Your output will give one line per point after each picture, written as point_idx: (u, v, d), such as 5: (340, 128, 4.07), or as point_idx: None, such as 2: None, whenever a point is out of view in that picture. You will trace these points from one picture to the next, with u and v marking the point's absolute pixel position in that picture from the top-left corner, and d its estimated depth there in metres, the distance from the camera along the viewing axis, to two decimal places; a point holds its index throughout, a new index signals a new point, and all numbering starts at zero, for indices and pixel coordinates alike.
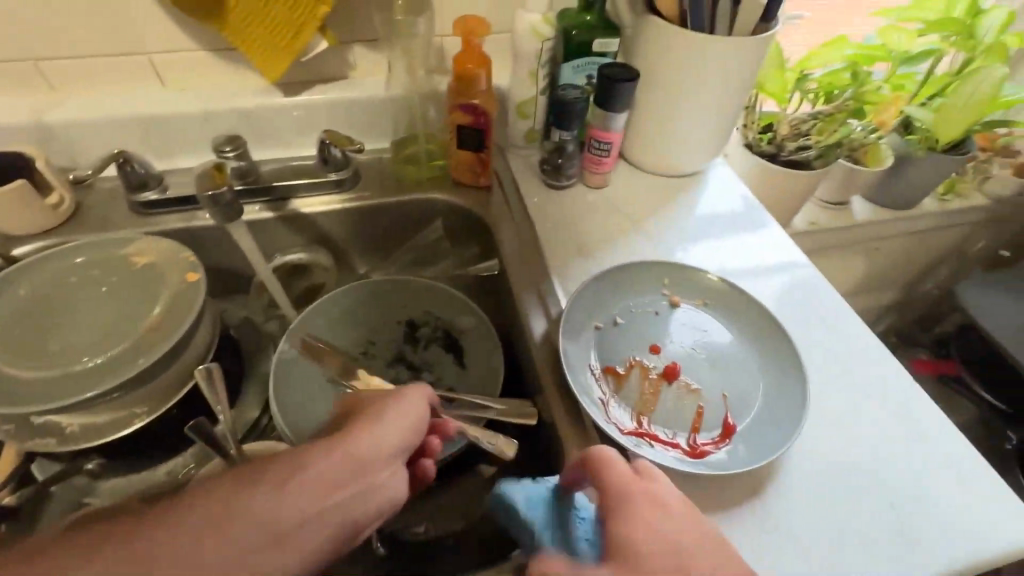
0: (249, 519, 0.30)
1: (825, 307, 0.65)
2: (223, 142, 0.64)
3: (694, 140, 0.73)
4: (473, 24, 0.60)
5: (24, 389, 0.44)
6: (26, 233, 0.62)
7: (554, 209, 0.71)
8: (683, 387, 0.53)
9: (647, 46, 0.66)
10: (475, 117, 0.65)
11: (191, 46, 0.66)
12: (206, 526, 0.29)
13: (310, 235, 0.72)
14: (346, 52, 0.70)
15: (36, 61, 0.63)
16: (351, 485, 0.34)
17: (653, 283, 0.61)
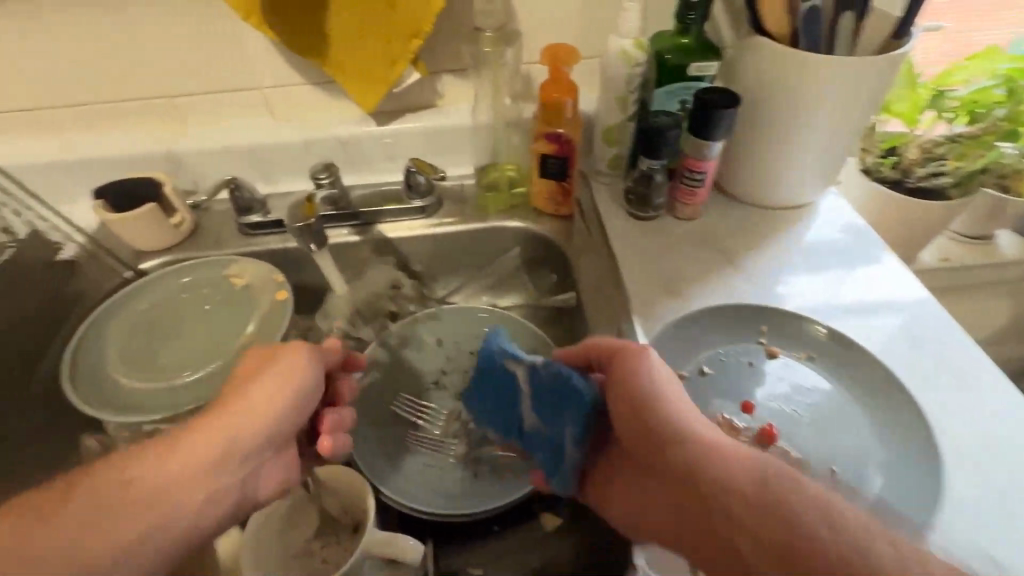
0: (138, 486, 0.38)
1: (963, 356, 0.55)
2: (320, 169, 0.68)
3: (803, 168, 0.65)
4: (562, 53, 0.58)
5: (134, 398, 0.48)
6: (152, 250, 0.70)
7: (638, 241, 0.67)
8: (780, 456, 0.47)
9: (751, 68, 0.60)
10: (560, 146, 0.63)
11: (297, 80, 0.72)
12: (89, 511, 0.36)
13: (393, 260, 0.73)
14: (435, 82, 0.72)
15: (171, 97, 0.72)
16: (224, 450, 0.41)
17: (748, 330, 0.55)
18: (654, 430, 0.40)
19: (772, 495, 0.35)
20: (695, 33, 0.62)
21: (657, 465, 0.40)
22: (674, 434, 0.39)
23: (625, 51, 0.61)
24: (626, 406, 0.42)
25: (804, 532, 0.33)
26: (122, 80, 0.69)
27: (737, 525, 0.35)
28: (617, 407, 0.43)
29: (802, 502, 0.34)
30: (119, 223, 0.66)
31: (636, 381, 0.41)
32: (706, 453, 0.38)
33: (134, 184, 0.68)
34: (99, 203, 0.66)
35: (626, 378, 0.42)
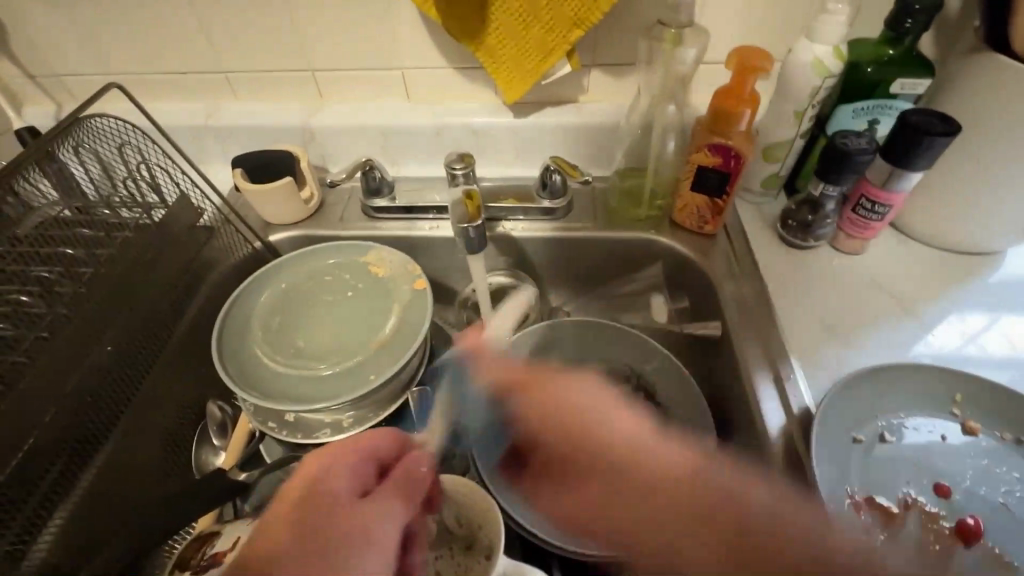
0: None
1: None
2: (455, 160, 0.64)
3: (1011, 212, 0.56)
4: (754, 58, 0.52)
5: (277, 382, 0.47)
6: (282, 223, 0.70)
7: (793, 273, 0.60)
8: (987, 556, 0.40)
9: (974, 92, 0.51)
10: (726, 159, 0.57)
11: (440, 64, 0.69)
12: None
13: (514, 259, 0.71)
14: (583, 77, 0.68)
15: (314, 72, 0.71)
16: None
17: (937, 397, 0.47)
18: (583, 421, 0.38)
19: (697, 493, 0.32)
20: (906, 45, 0.54)
21: (573, 443, 0.38)
22: (605, 451, 0.36)
23: (820, 60, 0.54)
24: (582, 431, 0.37)
25: (751, 524, 0.31)
26: (270, 50, 0.69)
27: (703, 537, 0.32)
28: (555, 424, 0.39)
29: (711, 480, 0.33)
30: (256, 193, 0.66)
31: (553, 393, 0.40)
32: (643, 454, 0.35)
33: (270, 156, 0.68)
34: (238, 171, 0.66)
35: (557, 392, 0.39)
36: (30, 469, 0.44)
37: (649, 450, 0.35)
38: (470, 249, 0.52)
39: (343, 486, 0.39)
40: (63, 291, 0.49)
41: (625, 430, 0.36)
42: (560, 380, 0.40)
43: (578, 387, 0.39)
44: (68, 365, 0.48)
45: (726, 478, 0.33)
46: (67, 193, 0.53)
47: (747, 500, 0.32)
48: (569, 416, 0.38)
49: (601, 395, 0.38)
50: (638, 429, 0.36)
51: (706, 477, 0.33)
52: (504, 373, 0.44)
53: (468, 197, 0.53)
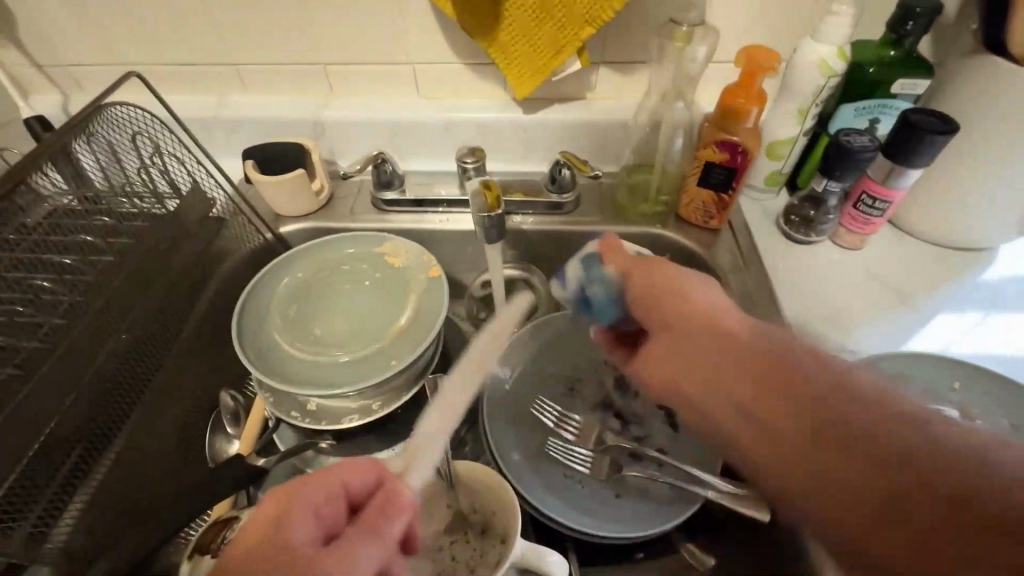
0: None
1: None
2: (467, 153, 0.65)
3: (1005, 209, 0.58)
4: (762, 57, 0.54)
5: (300, 368, 0.48)
6: (292, 215, 0.70)
7: (796, 266, 0.62)
8: None
9: (973, 93, 0.53)
10: (733, 155, 0.58)
11: (451, 59, 0.70)
12: None
13: (522, 252, 0.72)
14: (592, 74, 0.69)
15: (325, 66, 0.71)
16: None
17: (936, 384, 0.49)
18: (671, 305, 0.40)
19: (779, 368, 0.34)
20: (906, 47, 0.56)
21: (665, 320, 0.40)
22: (700, 330, 0.38)
23: (823, 60, 0.56)
24: (675, 304, 0.40)
25: (886, 406, 0.30)
26: (282, 43, 0.69)
27: (824, 444, 0.30)
28: (666, 325, 0.40)
29: (848, 384, 0.32)
30: (267, 185, 0.66)
31: (682, 298, 0.40)
32: (843, 380, 0.32)
33: (281, 148, 0.68)
34: (250, 162, 0.67)
35: (655, 269, 0.43)
36: (48, 455, 0.44)
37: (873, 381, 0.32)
38: (489, 242, 0.53)
39: (300, 532, 0.35)
40: (80, 281, 0.49)
41: (703, 299, 0.40)
42: (692, 288, 0.41)
43: (711, 295, 0.40)
44: (85, 353, 0.48)
45: (847, 373, 0.33)
46: (76, 181, 0.52)
47: (856, 381, 0.32)
48: (690, 318, 0.39)
49: (684, 282, 0.41)
50: (726, 312, 0.39)
51: (800, 360, 0.34)
52: (644, 283, 0.43)
53: (487, 189, 0.52)
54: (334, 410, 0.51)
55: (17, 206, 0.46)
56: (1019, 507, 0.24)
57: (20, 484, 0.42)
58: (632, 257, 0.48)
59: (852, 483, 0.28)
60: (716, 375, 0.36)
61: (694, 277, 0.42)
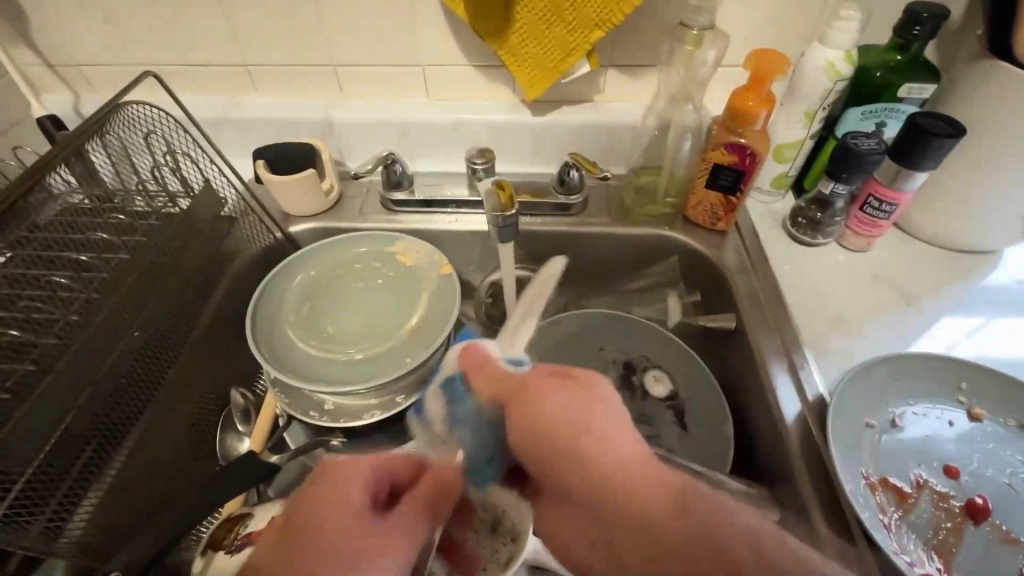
0: None
1: None
2: (476, 155, 0.66)
3: (1008, 213, 0.59)
4: (771, 61, 0.54)
5: (314, 366, 0.49)
6: (302, 215, 0.71)
7: (802, 268, 0.63)
8: (995, 532, 0.42)
9: (980, 97, 0.54)
10: (741, 157, 0.59)
11: (461, 61, 0.70)
12: None
13: (530, 253, 0.72)
14: (600, 77, 0.70)
15: (335, 67, 0.72)
16: None
17: (944, 385, 0.49)
18: (552, 431, 0.31)
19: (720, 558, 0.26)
20: (913, 51, 0.57)
21: (542, 461, 0.31)
22: (613, 503, 0.29)
23: (832, 64, 0.57)
24: (576, 469, 0.30)
25: (763, 555, 0.26)
26: (293, 44, 0.70)
27: None
28: (527, 451, 0.32)
29: (772, 553, 0.26)
30: (278, 184, 0.66)
31: (585, 449, 0.30)
32: (753, 543, 0.26)
33: (292, 147, 0.69)
34: (260, 162, 0.67)
35: (532, 404, 0.33)
36: (63, 451, 0.44)
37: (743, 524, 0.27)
38: (501, 241, 0.54)
39: (358, 493, 0.33)
40: (95, 278, 0.49)
41: (624, 450, 0.30)
42: (534, 396, 0.33)
43: (568, 402, 0.32)
44: (101, 348, 0.49)
45: (734, 523, 0.27)
46: (89, 181, 0.53)
47: (777, 553, 0.26)
48: (549, 434, 0.31)
49: (582, 401, 0.32)
50: (636, 468, 0.29)
51: (711, 515, 0.27)
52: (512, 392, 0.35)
53: (501, 188, 0.52)
54: (348, 408, 0.52)
55: (32, 206, 0.46)
56: None
57: (38, 482, 0.42)
58: (514, 376, 0.38)
59: None
60: (591, 516, 0.30)
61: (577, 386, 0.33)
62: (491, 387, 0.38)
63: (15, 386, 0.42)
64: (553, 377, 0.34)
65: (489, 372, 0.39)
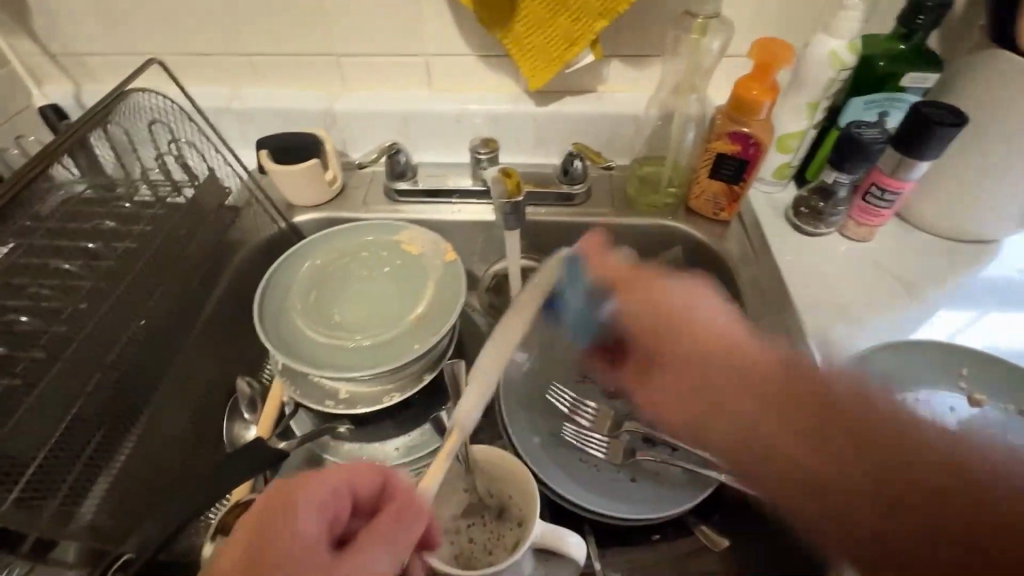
0: None
1: None
2: (480, 145, 0.66)
3: (1009, 202, 0.59)
4: (774, 50, 0.54)
5: (321, 353, 0.49)
6: (305, 205, 0.71)
7: (804, 258, 0.63)
8: None
9: (982, 86, 0.54)
10: (745, 146, 0.59)
11: (464, 51, 0.70)
12: None
13: (533, 243, 0.72)
14: (603, 67, 0.70)
15: (339, 56, 0.72)
16: None
17: (946, 372, 0.50)
18: (695, 330, 0.48)
19: (823, 408, 0.41)
20: (916, 41, 0.57)
21: (660, 334, 0.51)
22: (755, 366, 0.45)
23: (835, 53, 0.57)
24: (721, 359, 0.46)
25: (932, 460, 0.36)
26: (296, 34, 0.70)
27: (845, 455, 0.39)
28: (661, 321, 0.51)
29: (887, 433, 0.38)
30: (282, 174, 0.66)
31: (694, 324, 0.48)
32: (859, 388, 0.40)
33: (296, 137, 0.69)
34: (264, 152, 0.67)
35: (653, 292, 0.51)
36: (72, 436, 0.45)
37: (880, 392, 0.40)
38: (507, 230, 0.54)
39: (314, 529, 0.34)
40: (103, 265, 0.51)
41: (716, 324, 0.47)
42: (692, 315, 0.49)
43: (720, 315, 0.48)
44: (109, 336, 0.50)
45: (843, 384, 0.41)
46: (93, 172, 0.53)
47: (922, 433, 0.37)
48: (721, 344, 0.46)
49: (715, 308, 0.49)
50: (742, 337, 0.47)
51: (832, 384, 0.41)
52: (637, 296, 0.52)
53: (507, 176, 0.53)
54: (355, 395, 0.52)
55: (36, 195, 0.47)
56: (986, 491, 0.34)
57: (46, 468, 0.43)
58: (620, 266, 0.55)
59: (861, 474, 0.38)
60: (719, 415, 0.46)
61: (697, 296, 0.50)
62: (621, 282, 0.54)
63: (26, 371, 0.43)
64: (689, 307, 0.49)
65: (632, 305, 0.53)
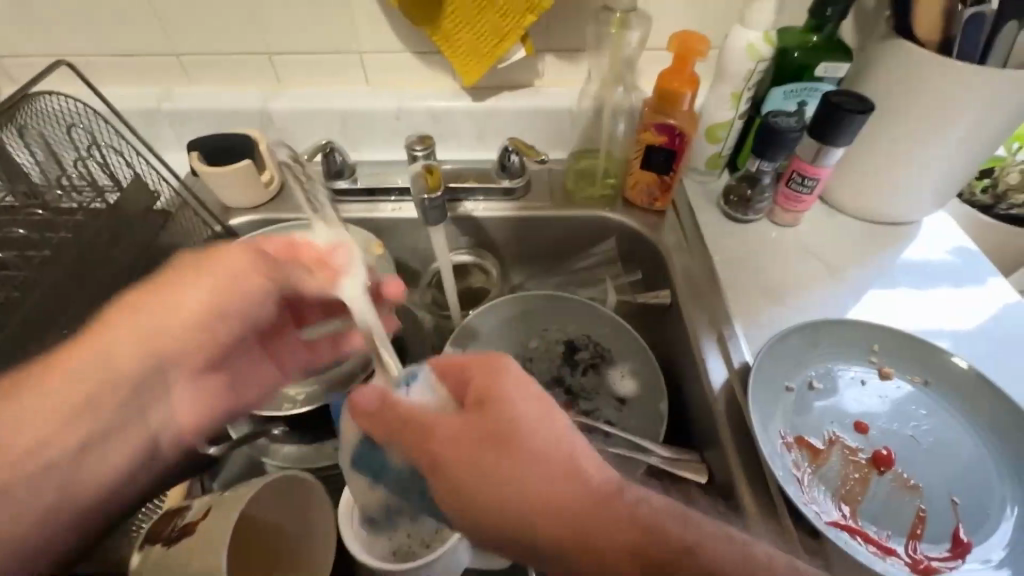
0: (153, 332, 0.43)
1: None
2: (415, 141, 0.66)
3: (921, 183, 0.62)
4: (691, 40, 0.55)
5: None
6: (243, 207, 0.70)
7: (734, 243, 0.65)
8: (897, 479, 0.45)
9: (889, 74, 0.57)
10: (671, 138, 0.61)
11: (399, 47, 0.70)
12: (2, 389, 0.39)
13: (476, 238, 0.73)
14: (537, 61, 0.71)
15: (270, 55, 0.71)
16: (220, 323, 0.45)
17: (859, 348, 0.52)
18: (473, 459, 0.34)
19: (614, 514, 0.32)
20: (828, 32, 0.59)
21: (491, 502, 0.33)
22: (512, 492, 0.32)
23: (752, 44, 0.59)
24: (490, 491, 0.33)
25: (673, 540, 0.31)
26: (224, 32, 0.68)
27: (617, 562, 0.31)
28: (457, 461, 0.34)
29: (656, 526, 0.32)
30: (215, 176, 0.65)
31: (432, 445, 0.35)
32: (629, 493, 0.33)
33: (229, 139, 0.67)
34: (195, 153, 0.66)
35: (463, 432, 0.35)
36: None
37: (640, 496, 0.33)
38: (431, 225, 0.54)
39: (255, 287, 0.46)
40: (15, 275, 0.51)
41: (538, 451, 0.33)
42: (509, 461, 0.33)
43: (534, 470, 0.33)
44: (28, 344, 0.50)
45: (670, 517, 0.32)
46: (9, 176, 0.54)
47: (647, 502, 0.33)
48: (464, 464, 0.34)
49: (543, 405, 0.35)
50: (508, 449, 0.33)
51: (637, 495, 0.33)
52: (450, 457, 0.34)
53: (428, 172, 0.54)
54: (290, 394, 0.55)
55: None
56: (684, 553, 0.31)
57: None
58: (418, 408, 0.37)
59: None
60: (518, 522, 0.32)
61: (533, 406, 0.35)
62: (450, 381, 0.38)
63: None
64: (484, 445, 0.34)
65: (412, 434, 0.36)
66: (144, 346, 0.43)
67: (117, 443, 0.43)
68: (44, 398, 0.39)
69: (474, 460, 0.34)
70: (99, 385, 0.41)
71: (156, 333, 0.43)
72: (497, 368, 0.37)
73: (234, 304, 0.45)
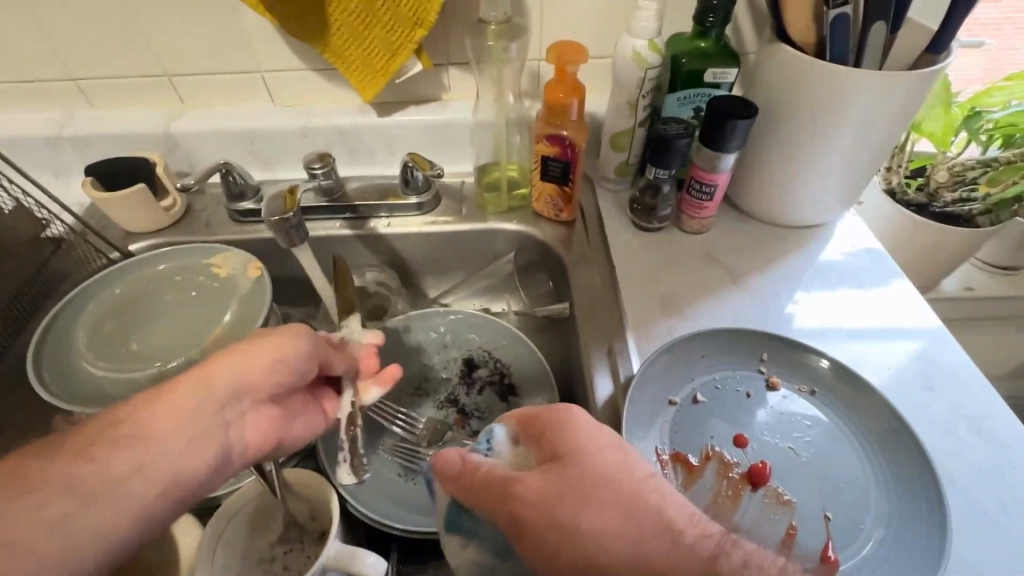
0: (209, 387, 0.40)
1: (967, 396, 0.51)
2: (314, 160, 0.66)
3: (822, 187, 0.62)
4: (569, 52, 0.56)
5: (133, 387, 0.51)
6: (144, 230, 0.68)
7: (640, 252, 0.64)
8: (770, 495, 0.43)
9: (775, 77, 0.56)
10: (563, 148, 0.60)
11: (299, 65, 0.69)
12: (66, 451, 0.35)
13: (386, 255, 0.72)
14: (440, 75, 0.70)
15: (170, 77, 0.70)
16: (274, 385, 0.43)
17: (747, 357, 0.51)
18: (532, 502, 0.32)
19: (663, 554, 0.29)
20: (714, 38, 0.59)
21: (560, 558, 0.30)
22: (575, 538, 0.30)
23: (638, 52, 0.58)
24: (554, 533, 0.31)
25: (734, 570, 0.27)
26: (121, 57, 0.68)
27: None
28: (520, 503, 0.33)
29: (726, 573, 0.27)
30: (110, 204, 0.64)
31: (505, 494, 0.33)
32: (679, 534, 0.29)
33: (125, 162, 0.66)
34: (89, 179, 0.65)
35: (521, 479, 0.34)
36: None
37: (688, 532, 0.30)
38: (292, 244, 0.56)
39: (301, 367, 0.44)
40: None
41: (600, 472, 0.32)
42: (579, 507, 0.31)
43: (598, 515, 0.31)
44: None
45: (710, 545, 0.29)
46: None
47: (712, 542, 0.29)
48: (530, 516, 0.32)
49: (602, 446, 0.34)
50: (566, 487, 0.32)
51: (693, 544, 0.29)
52: (504, 496, 0.33)
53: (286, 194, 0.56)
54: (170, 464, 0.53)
55: None
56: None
57: None
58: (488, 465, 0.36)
59: None
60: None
61: (600, 448, 0.34)
62: (527, 434, 0.37)
63: None
64: (553, 475, 0.33)
65: (488, 495, 0.34)
66: (228, 384, 0.41)
67: (169, 486, 0.36)
68: (135, 425, 0.37)
69: (545, 498, 0.32)
70: (180, 413, 0.38)
71: (234, 386, 0.41)
72: (568, 421, 0.36)
73: (293, 362, 0.43)
